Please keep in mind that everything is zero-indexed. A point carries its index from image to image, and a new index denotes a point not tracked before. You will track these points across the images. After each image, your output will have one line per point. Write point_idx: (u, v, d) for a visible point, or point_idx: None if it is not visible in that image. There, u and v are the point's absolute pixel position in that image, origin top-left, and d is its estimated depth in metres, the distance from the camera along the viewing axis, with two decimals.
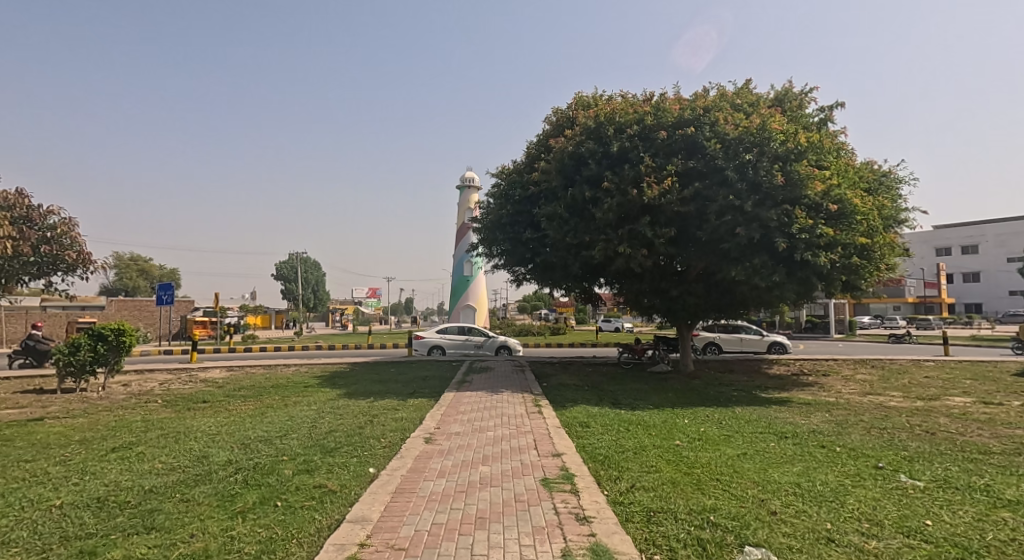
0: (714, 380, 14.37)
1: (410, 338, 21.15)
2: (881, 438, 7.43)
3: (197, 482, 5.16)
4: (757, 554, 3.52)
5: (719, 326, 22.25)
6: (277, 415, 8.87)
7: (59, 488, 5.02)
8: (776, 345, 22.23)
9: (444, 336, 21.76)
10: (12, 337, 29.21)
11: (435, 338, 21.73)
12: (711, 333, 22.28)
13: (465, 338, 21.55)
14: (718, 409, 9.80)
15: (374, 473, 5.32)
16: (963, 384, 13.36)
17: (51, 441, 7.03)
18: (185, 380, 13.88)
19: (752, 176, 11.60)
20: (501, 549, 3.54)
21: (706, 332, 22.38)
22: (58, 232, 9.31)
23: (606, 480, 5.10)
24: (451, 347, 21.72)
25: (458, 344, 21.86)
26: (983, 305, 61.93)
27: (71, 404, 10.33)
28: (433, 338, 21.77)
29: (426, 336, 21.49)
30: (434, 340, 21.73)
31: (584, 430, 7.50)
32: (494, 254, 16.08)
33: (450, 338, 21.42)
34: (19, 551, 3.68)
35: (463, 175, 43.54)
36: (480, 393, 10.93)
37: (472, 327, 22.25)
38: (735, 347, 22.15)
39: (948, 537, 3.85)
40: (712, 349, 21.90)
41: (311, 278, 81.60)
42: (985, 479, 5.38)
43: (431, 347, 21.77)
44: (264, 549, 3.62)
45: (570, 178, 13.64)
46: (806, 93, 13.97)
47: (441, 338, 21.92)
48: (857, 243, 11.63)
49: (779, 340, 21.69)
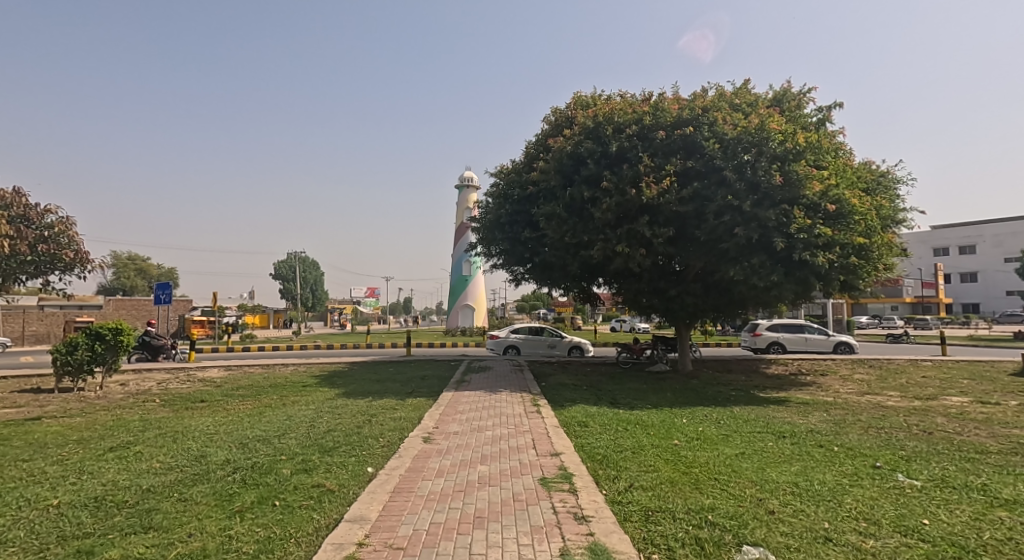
0: (713, 380, 14.34)
1: (489, 337, 20.88)
2: (878, 437, 7.42)
3: (195, 482, 5.14)
4: (755, 554, 3.52)
5: (785, 327, 22.12)
6: (275, 415, 8.85)
7: (56, 487, 5.00)
8: (843, 345, 22.14)
9: (518, 335, 21.47)
10: (9, 337, 29.12)
11: (511, 338, 21.44)
12: (777, 333, 22.17)
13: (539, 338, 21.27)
14: (717, 409, 9.78)
15: (372, 473, 5.31)
16: (960, 384, 13.37)
17: (47, 441, 7.00)
18: (183, 380, 13.84)
19: (751, 175, 11.61)
20: (500, 549, 3.54)
21: (770, 332, 22.24)
22: (55, 231, 9.30)
23: (603, 480, 5.09)
24: (526, 347, 21.44)
25: (532, 344, 21.58)
26: (981, 305, 61.97)
27: (68, 403, 10.30)
28: (508, 338, 21.47)
29: (502, 336, 21.21)
30: (509, 339, 21.47)
31: (582, 430, 7.49)
32: (493, 254, 16.09)
33: (527, 338, 21.13)
34: (16, 551, 3.67)
35: (463, 175, 43.61)
36: (478, 393, 10.90)
37: (546, 327, 21.94)
38: (799, 347, 22.10)
39: (944, 536, 3.86)
40: (775, 349, 21.97)
41: (310, 277, 81.57)
42: (982, 479, 5.38)
43: (507, 346, 21.50)
44: (263, 548, 3.62)
45: (569, 178, 13.64)
46: (805, 93, 14.01)
47: (516, 338, 21.65)
48: (855, 243, 11.64)
49: (846, 341, 21.78)
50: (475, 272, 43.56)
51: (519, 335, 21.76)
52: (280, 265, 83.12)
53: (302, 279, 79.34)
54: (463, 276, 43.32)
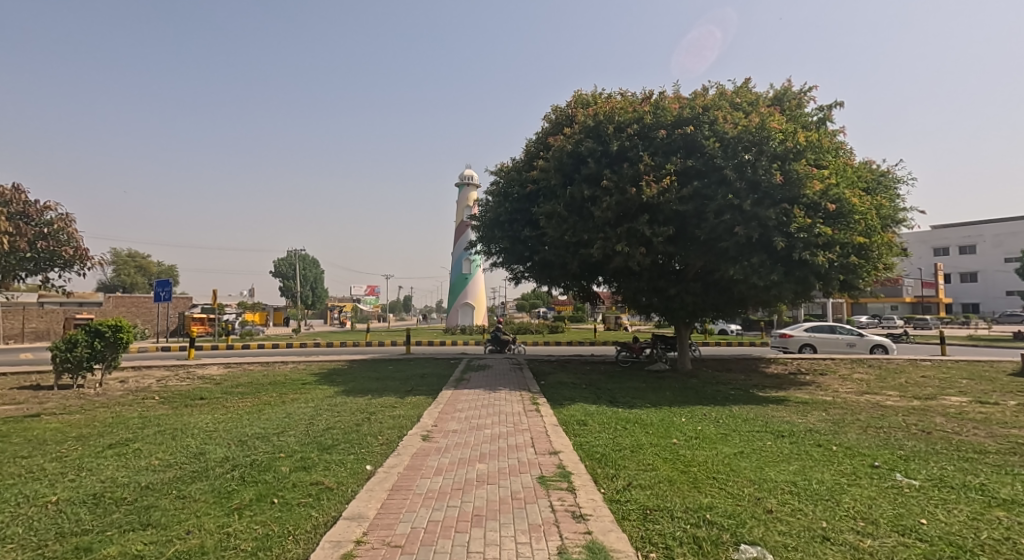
0: (713, 380, 14.18)
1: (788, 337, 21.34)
2: (876, 437, 7.39)
3: (194, 479, 5.17)
4: (752, 553, 3.53)
5: None
6: (274, 412, 8.90)
7: (55, 483, 5.03)
8: None
9: (813, 334, 21.79)
10: (9, 334, 29.10)
11: (810, 337, 21.62)
12: None
13: (839, 336, 21.57)
14: (715, 409, 9.70)
15: (371, 471, 5.33)
16: (958, 384, 13.33)
17: (48, 437, 7.04)
18: (182, 377, 13.89)
19: (751, 175, 11.63)
20: (497, 547, 3.54)
21: None
22: (55, 228, 9.25)
23: (603, 478, 5.10)
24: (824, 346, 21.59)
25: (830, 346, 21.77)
26: (981, 305, 61.89)
27: (68, 400, 10.33)
28: (804, 337, 21.73)
29: (798, 335, 21.45)
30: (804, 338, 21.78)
31: (581, 429, 7.50)
32: (493, 253, 16.12)
33: (826, 337, 21.25)
34: (14, 547, 3.68)
35: (463, 174, 43.63)
36: (477, 391, 10.88)
37: (837, 324, 22.20)
38: None
39: (942, 536, 3.86)
40: None
41: (309, 276, 81.64)
42: (980, 479, 5.37)
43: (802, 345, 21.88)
44: (260, 546, 3.61)
45: (569, 177, 13.62)
46: (806, 92, 13.95)
47: (811, 337, 21.92)
48: (855, 243, 11.63)
49: None
50: (474, 271, 43.52)
51: (813, 333, 22.13)
52: (280, 264, 83.23)
53: (301, 278, 79.11)
54: (462, 275, 43.43)
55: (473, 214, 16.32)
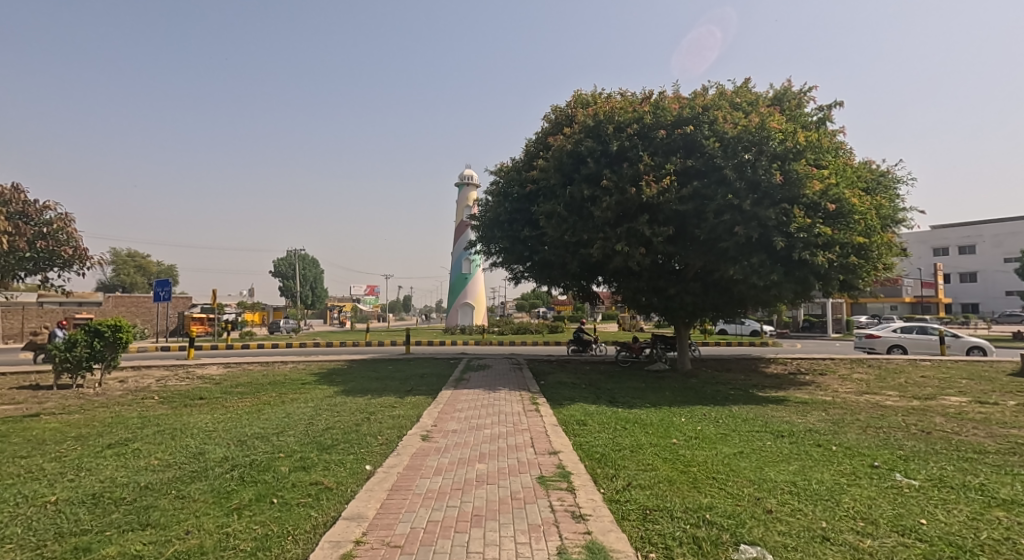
0: (713, 380, 14.18)
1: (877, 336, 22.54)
2: (875, 437, 7.40)
3: (193, 478, 5.16)
4: (752, 553, 3.53)
5: None
6: (274, 412, 8.90)
7: (55, 484, 5.02)
8: None
9: (903, 335, 23.03)
10: (8, 333, 29.05)
11: (898, 337, 23.22)
12: None
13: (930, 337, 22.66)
14: (715, 409, 9.69)
15: (371, 471, 5.32)
16: (958, 384, 13.33)
17: (47, 437, 7.02)
18: (181, 377, 13.87)
19: (751, 175, 11.62)
20: (497, 547, 3.54)
21: None
22: (53, 228, 9.23)
23: (602, 478, 5.10)
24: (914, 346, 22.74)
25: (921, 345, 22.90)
26: (981, 305, 61.93)
27: (67, 400, 10.32)
28: (893, 338, 22.96)
29: (889, 335, 22.59)
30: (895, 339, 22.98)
31: (581, 428, 7.50)
32: (493, 252, 16.11)
33: (914, 338, 22.47)
34: (13, 547, 3.68)
35: (463, 174, 43.64)
36: (476, 391, 10.87)
37: (929, 325, 23.46)
38: None
39: (942, 536, 3.86)
40: None
41: (309, 276, 81.73)
42: (980, 479, 5.37)
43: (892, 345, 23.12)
44: (259, 546, 3.61)
45: (569, 176, 13.60)
46: (805, 92, 13.96)
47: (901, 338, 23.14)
48: (855, 243, 11.63)
49: None
50: (474, 271, 43.52)
51: (905, 334, 23.35)
52: (280, 264, 83.26)
53: (302, 278, 79.10)
54: (463, 275, 43.45)
55: (473, 214, 16.32)
